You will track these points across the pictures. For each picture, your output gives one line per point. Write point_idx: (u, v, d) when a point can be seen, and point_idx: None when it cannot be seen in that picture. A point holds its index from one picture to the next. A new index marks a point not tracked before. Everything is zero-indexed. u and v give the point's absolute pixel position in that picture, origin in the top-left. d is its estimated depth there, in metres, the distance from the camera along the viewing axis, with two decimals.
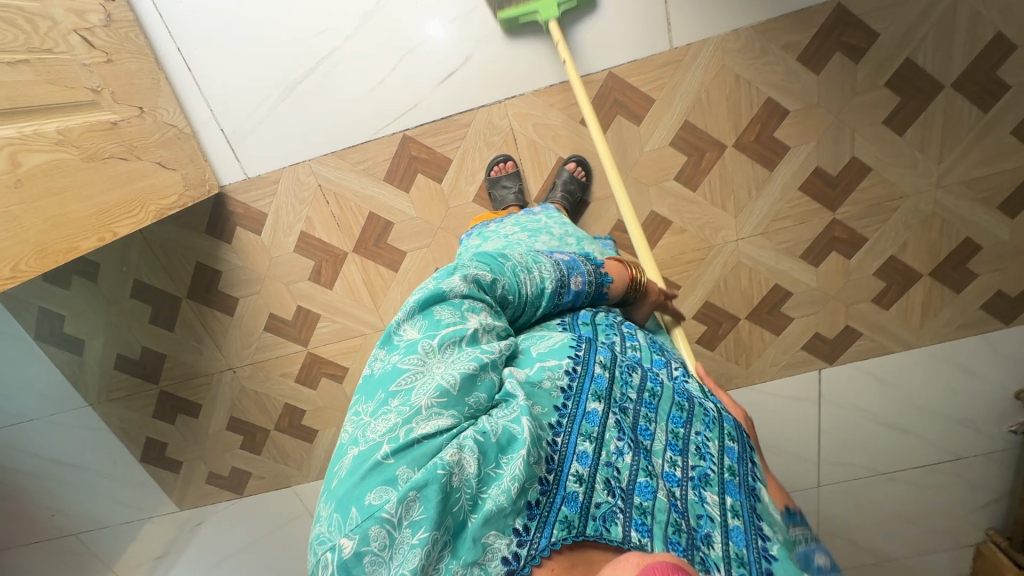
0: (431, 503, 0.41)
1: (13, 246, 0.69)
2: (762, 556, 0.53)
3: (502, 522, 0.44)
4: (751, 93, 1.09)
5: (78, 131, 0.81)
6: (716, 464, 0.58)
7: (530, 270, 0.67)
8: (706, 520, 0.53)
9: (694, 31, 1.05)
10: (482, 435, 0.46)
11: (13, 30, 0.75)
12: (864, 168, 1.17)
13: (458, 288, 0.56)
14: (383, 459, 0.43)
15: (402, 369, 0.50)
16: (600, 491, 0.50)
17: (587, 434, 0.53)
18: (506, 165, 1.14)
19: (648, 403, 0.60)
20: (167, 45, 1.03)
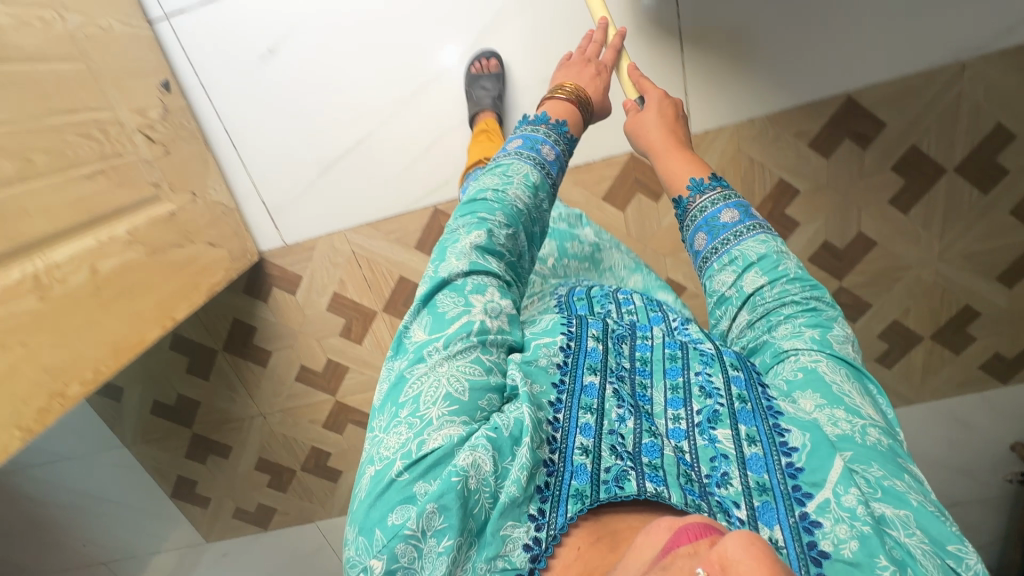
0: (452, 511, 0.43)
1: (93, 350, 0.75)
2: (787, 475, 0.48)
3: (517, 512, 0.45)
4: (764, 175, 1.16)
5: (144, 229, 0.88)
6: (724, 397, 0.54)
7: (512, 181, 0.64)
8: (720, 460, 0.50)
9: (712, 118, 1.11)
10: (494, 431, 0.47)
11: (91, 144, 0.81)
12: (870, 242, 1.24)
13: (458, 269, 0.56)
14: (397, 475, 0.45)
15: (407, 378, 0.51)
16: (607, 456, 0.48)
17: (587, 406, 0.53)
18: (488, 62, 1.03)
19: (642, 370, 0.59)
20: (216, 126, 1.09)
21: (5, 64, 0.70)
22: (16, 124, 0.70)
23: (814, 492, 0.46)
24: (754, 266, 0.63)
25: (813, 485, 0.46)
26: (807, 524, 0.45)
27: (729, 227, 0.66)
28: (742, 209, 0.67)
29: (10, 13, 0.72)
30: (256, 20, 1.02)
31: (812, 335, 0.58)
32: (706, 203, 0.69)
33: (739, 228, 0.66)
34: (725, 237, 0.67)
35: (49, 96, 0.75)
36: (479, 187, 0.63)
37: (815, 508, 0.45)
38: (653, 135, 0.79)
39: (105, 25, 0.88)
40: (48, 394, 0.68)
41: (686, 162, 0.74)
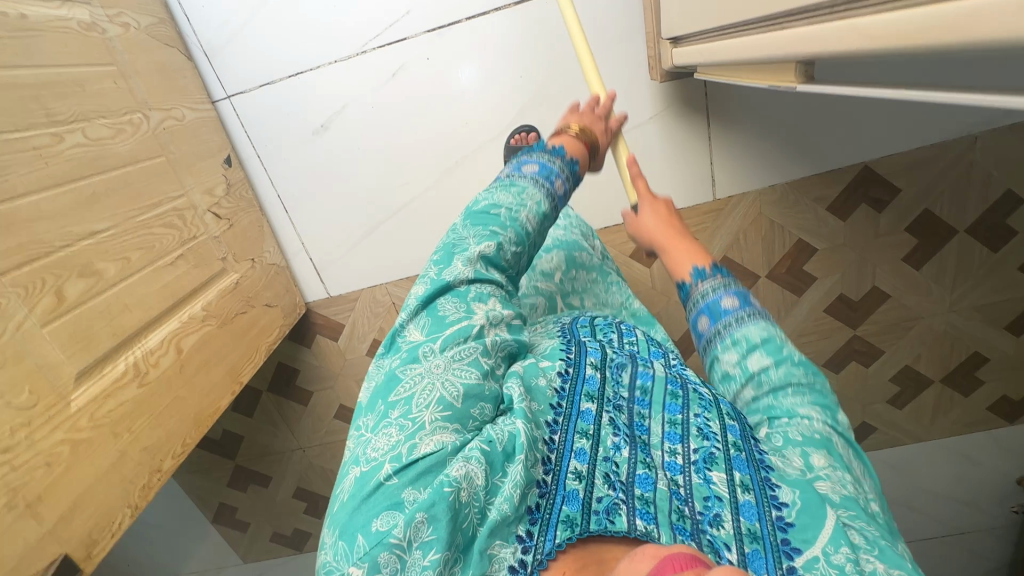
0: (440, 523, 0.46)
1: (180, 425, 0.83)
2: (778, 528, 0.52)
3: (506, 531, 0.49)
4: (784, 235, 1.22)
5: (216, 303, 0.96)
6: (722, 441, 0.59)
7: (524, 203, 0.67)
8: (714, 501, 0.54)
9: (735, 185, 1.17)
10: (488, 444, 0.52)
11: (172, 232, 0.89)
12: (884, 295, 1.30)
13: (463, 275, 0.61)
14: (386, 479, 0.47)
15: (399, 379, 0.55)
16: (600, 486, 0.53)
17: (583, 432, 0.58)
18: (528, 135, 1.08)
19: (641, 401, 0.65)
20: (270, 193, 1.17)
21: (106, 174, 0.78)
22: (119, 228, 0.78)
23: (804, 548, 0.50)
24: (759, 349, 0.65)
25: (803, 540, 0.51)
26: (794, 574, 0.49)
27: (731, 313, 0.67)
28: (744, 297, 0.68)
29: (108, 125, 0.80)
30: (310, 100, 1.10)
31: (820, 412, 0.62)
32: (708, 287, 0.70)
33: (740, 313, 0.67)
34: (728, 319, 0.67)
35: (139, 194, 0.83)
36: (492, 202, 0.67)
37: (803, 564, 0.49)
38: (656, 222, 0.80)
39: (179, 116, 0.96)
40: (149, 471, 0.75)
41: (692, 252, 0.74)
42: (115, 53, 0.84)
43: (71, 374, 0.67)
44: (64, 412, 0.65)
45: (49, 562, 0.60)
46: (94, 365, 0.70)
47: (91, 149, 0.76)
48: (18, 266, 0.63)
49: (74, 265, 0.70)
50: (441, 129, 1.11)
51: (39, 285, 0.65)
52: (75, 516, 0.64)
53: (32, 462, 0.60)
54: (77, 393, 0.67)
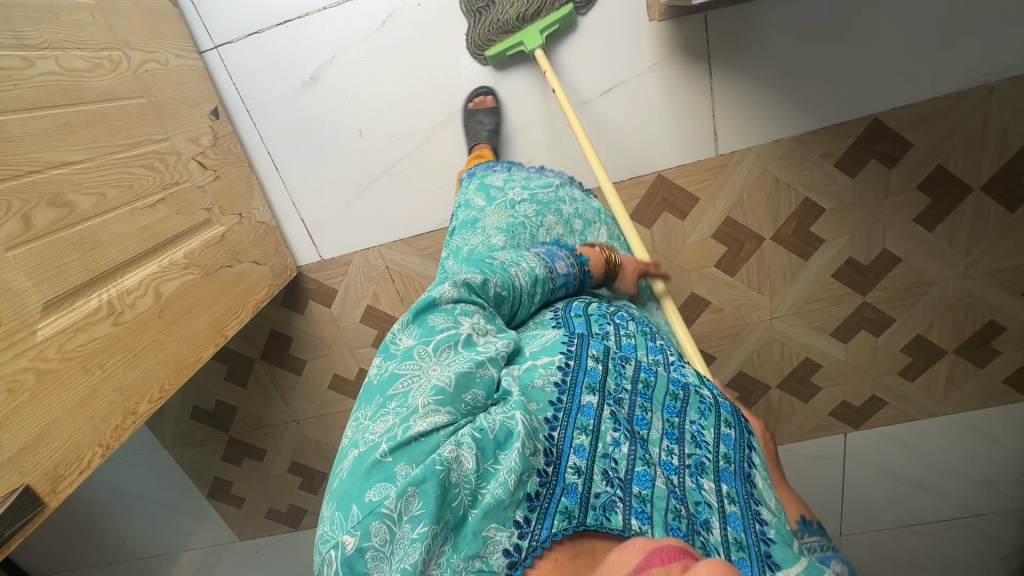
0: (430, 497, 0.42)
1: (159, 369, 0.80)
2: (761, 539, 0.53)
3: (502, 515, 0.45)
4: (790, 193, 1.18)
5: (200, 251, 0.93)
6: (711, 452, 0.59)
7: (518, 263, 0.70)
8: (704, 507, 0.54)
9: (739, 139, 1.13)
10: (480, 432, 0.48)
11: (152, 174, 0.86)
12: (895, 259, 1.25)
13: (448, 294, 0.59)
14: (382, 457, 0.44)
15: (399, 375, 0.52)
16: (598, 481, 0.50)
17: (583, 427, 0.54)
18: (484, 99, 1.09)
19: (643, 393, 0.61)
20: (259, 150, 1.15)
21: (80, 105, 0.75)
22: (94, 161, 0.75)
23: (784, 565, 0.51)
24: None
25: (782, 559, 0.52)
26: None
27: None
28: (848, 566, 0.60)
29: (85, 57, 0.77)
30: (298, 51, 1.07)
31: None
32: (815, 543, 0.61)
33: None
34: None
35: (117, 131, 0.81)
36: (491, 256, 0.70)
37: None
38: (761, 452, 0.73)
39: (163, 61, 0.94)
40: (123, 412, 0.73)
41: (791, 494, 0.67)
42: None
43: (38, 303, 0.64)
44: (30, 339, 0.62)
45: (9, 491, 0.57)
46: (64, 297, 0.67)
47: (65, 78, 0.74)
48: None
49: (45, 192, 0.67)
50: (434, 79, 1.09)
51: (3, 207, 0.62)
52: (39, 448, 0.61)
53: None
54: (44, 323, 0.64)
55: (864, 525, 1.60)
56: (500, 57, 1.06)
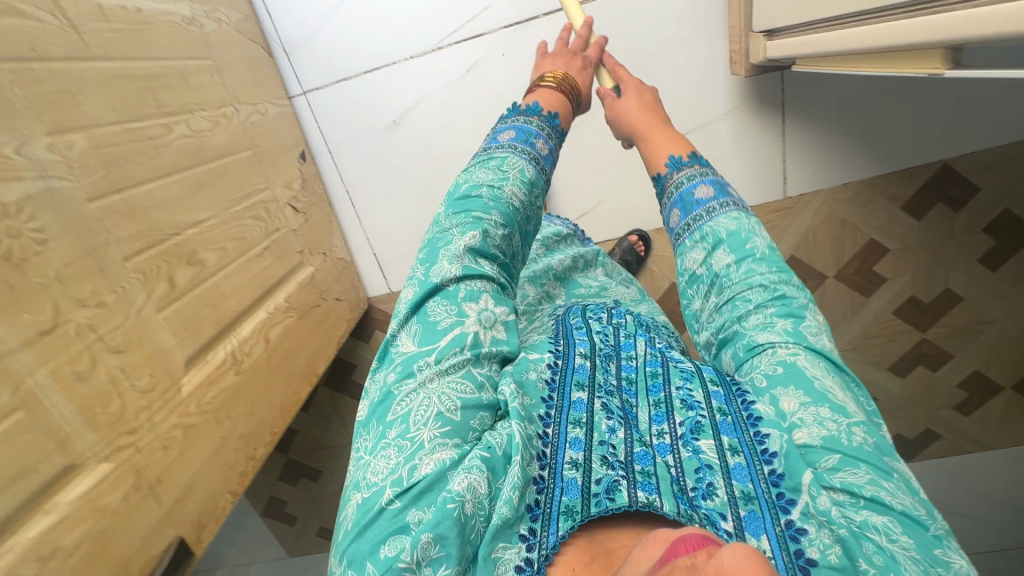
0: (449, 539, 0.40)
1: (269, 414, 0.83)
2: (770, 481, 0.44)
3: (508, 533, 0.42)
4: (855, 234, 1.20)
5: (296, 294, 0.97)
6: (706, 409, 0.50)
7: (507, 176, 0.60)
8: (705, 471, 0.46)
9: (808, 183, 1.15)
10: (488, 451, 0.45)
11: (260, 224, 0.90)
12: (956, 297, 1.26)
13: (451, 273, 0.53)
14: (388, 503, 0.42)
15: (393, 398, 0.49)
16: (598, 467, 0.46)
17: (576, 421, 0.50)
18: None
19: (629, 389, 0.54)
20: (338, 188, 1.18)
21: (206, 165, 0.79)
22: (218, 218, 0.79)
23: (795, 496, 0.42)
24: (725, 247, 0.58)
25: (791, 489, 0.43)
26: (793, 532, 0.40)
27: (702, 205, 0.61)
28: (718, 187, 0.62)
29: (207, 117, 0.81)
30: (383, 96, 1.11)
31: (785, 326, 0.52)
32: (684, 177, 0.64)
33: (710, 209, 0.61)
34: (698, 214, 0.61)
35: (232, 186, 0.84)
36: (472, 182, 0.60)
37: (799, 515, 0.41)
38: (636, 112, 0.73)
39: (263, 110, 0.98)
40: (245, 458, 0.76)
41: (671, 137, 0.69)
42: (211, 48, 0.86)
43: (181, 358, 0.68)
44: (177, 396, 0.66)
45: (167, 544, 0.61)
46: (199, 352, 0.71)
47: (194, 140, 0.77)
48: (140, 251, 0.64)
49: (183, 253, 0.71)
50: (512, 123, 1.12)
51: (154, 271, 0.66)
52: (186, 500, 0.64)
53: (151, 446, 0.61)
54: (186, 378, 0.68)
55: None
56: None
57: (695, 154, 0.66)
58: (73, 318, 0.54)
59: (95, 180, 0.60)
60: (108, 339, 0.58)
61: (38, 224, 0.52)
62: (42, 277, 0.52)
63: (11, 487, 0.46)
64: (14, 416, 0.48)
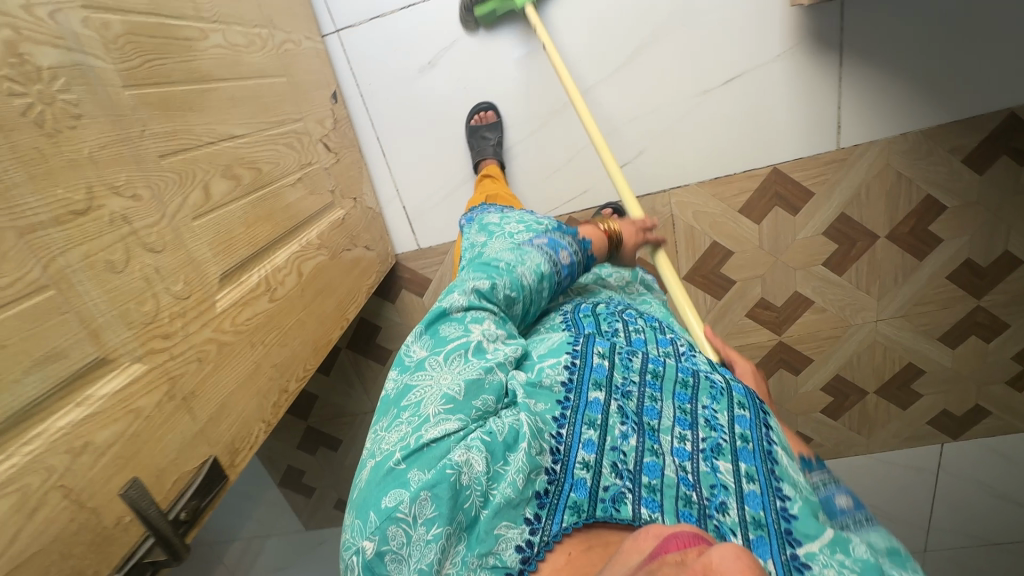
0: (441, 501, 0.43)
1: (302, 349, 0.79)
2: (782, 516, 0.47)
3: (513, 513, 0.45)
4: (912, 189, 1.13)
5: (328, 232, 0.93)
6: (728, 434, 0.54)
7: (524, 261, 0.67)
8: (720, 489, 0.49)
9: (862, 132, 1.09)
10: (488, 436, 0.48)
11: (292, 153, 0.85)
12: (1016, 261, 1.19)
13: (457, 303, 0.60)
14: (396, 465, 0.46)
15: (411, 386, 0.54)
16: (607, 474, 0.49)
17: (590, 422, 0.53)
18: (487, 114, 1.10)
19: (651, 384, 0.59)
20: (368, 135, 1.14)
21: (242, 81, 0.75)
22: (253, 136, 0.75)
23: (805, 540, 0.45)
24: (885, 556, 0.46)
25: (806, 534, 0.45)
26: (798, 563, 0.44)
27: (848, 515, 0.52)
28: (858, 501, 0.54)
29: (242, 33, 0.77)
30: (418, 35, 1.06)
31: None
32: (818, 479, 0.57)
33: (860, 519, 0.51)
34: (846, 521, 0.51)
35: (266, 109, 0.80)
36: (496, 256, 0.68)
37: (806, 552, 0.44)
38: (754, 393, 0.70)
39: (297, 41, 0.94)
40: (278, 390, 0.72)
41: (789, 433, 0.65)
42: None
43: (216, 274, 0.63)
44: (211, 310, 0.61)
45: (201, 462, 0.56)
46: (234, 270, 0.67)
47: (229, 52, 0.73)
48: (171, 151, 0.59)
49: (218, 164, 0.67)
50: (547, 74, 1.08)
51: (190, 176, 0.61)
52: (220, 420, 0.60)
53: (186, 356, 0.56)
54: (220, 295, 0.64)
55: (954, 540, 1.53)
56: (490, 16, 1.03)
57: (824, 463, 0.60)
58: (107, 205, 0.50)
59: (131, 68, 0.56)
60: (143, 235, 0.53)
61: (73, 97, 0.48)
62: (75, 153, 0.47)
63: (42, 368, 0.42)
64: (44, 294, 0.43)
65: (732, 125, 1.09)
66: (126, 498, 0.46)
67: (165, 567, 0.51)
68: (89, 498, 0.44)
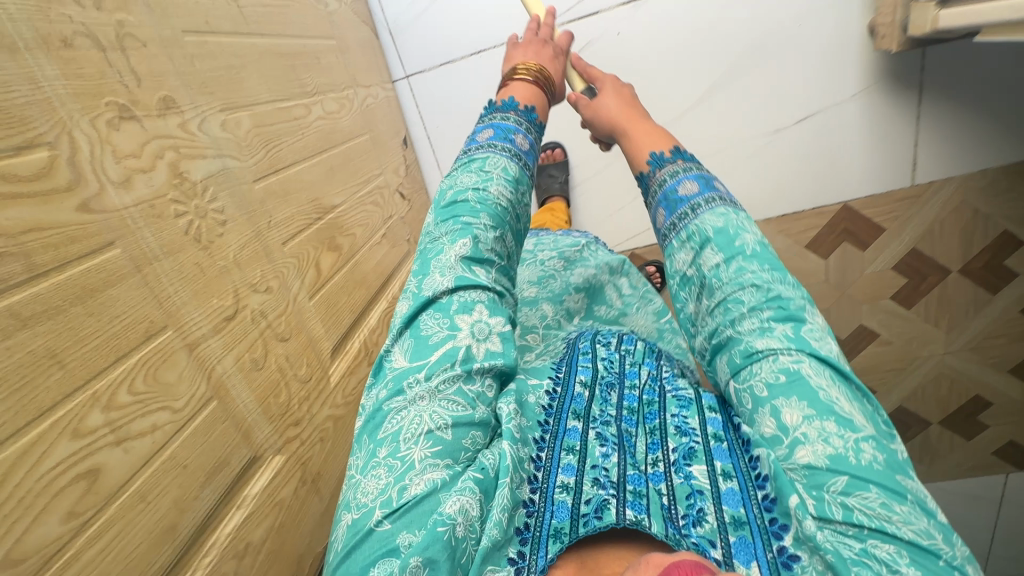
0: (440, 566, 0.31)
1: None
2: (763, 508, 0.35)
3: (497, 554, 0.34)
4: (988, 226, 1.07)
5: (406, 283, 0.94)
6: (699, 435, 0.41)
7: (490, 180, 0.48)
8: (697, 496, 0.36)
9: (938, 169, 1.05)
10: (481, 472, 0.36)
11: (377, 210, 0.87)
12: None
13: (443, 285, 0.43)
14: (377, 524, 0.33)
15: (384, 414, 0.39)
16: (587, 488, 0.37)
17: (569, 447, 0.40)
18: (555, 153, 1.09)
19: (628, 417, 0.44)
20: (434, 176, 1.14)
21: (337, 148, 0.77)
22: (348, 203, 0.77)
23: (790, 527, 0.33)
24: (711, 241, 0.43)
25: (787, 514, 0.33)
26: (786, 558, 0.32)
27: (685, 203, 0.45)
28: (705, 178, 0.46)
29: (335, 99, 0.79)
30: (484, 79, 1.04)
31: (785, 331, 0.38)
32: (666, 172, 0.47)
33: (697, 202, 0.44)
34: (682, 211, 0.45)
35: (354, 171, 0.81)
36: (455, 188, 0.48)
37: (793, 541, 0.32)
38: (614, 106, 0.56)
39: (375, 94, 0.95)
40: None
41: (655, 129, 0.52)
42: (335, 27, 0.84)
43: (328, 347, 0.65)
44: (326, 386, 0.63)
45: (328, 541, 0.58)
46: (341, 342, 0.69)
47: (327, 122, 0.75)
48: (292, 236, 0.61)
49: (325, 238, 0.69)
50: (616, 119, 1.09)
51: (306, 257, 0.63)
52: (339, 495, 0.62)
53: (311, 438, 0.58)
54: (332, 367, 0.66)
55: None
56: None
57: (682, 146, 0.49)
58: (249, 304, 0.52)
59: (257, 161, 0.57)
60: (275, 327, 0.55)
61: (219, 204, 0.50)
62: (224, 260, 0.49)
63: (212, 480, 0.44)
64: (209, 407, 0.45)
65: (800, 163, 1.08)
66: None
67: None
68: None
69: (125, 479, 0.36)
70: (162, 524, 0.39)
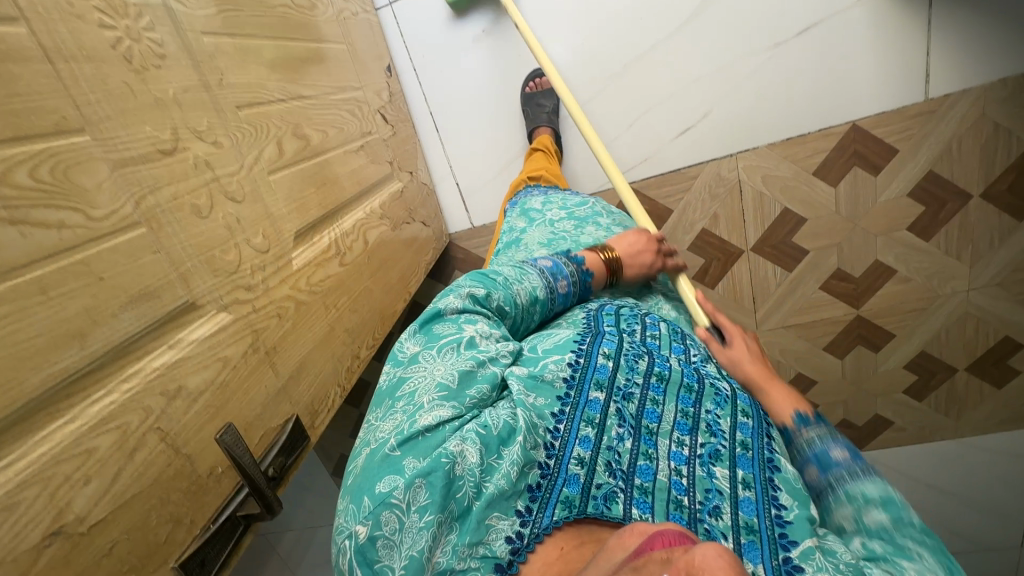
0: (436, 489, 0.36)
1: (371, 317, 0.77)
2: (775, 521, 0.39)
3: (504, 504, 0.38)
4: (1013, 142, 0.92)
5: (387, 203, 0.90)
6: (728, 439, 0.45)
7: (523, 279, 0.56)
8: (714, 493, 0.41)
9: (957, 79, 0.91)
10: (483, 427, 0.40)
11: (353, 120, 0.83)
12: None
13: (453, 304, 0.49)
14: (390, 451, 0.38)
15: (405, 378, 0.44)
16: (601, 472, 0.41)
17: (588, 419, 0.44)
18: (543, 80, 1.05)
19: (656, 386, 0.48)
20: (422, 110, 1.11)
21: (306, 43, 0.74)
22: (318, 99, 0.74)
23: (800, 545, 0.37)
24: (877, 506, 0.38)
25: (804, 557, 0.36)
26: (790, 567, 0.36)
27: (840, 467, 0.41)
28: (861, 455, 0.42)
29: None
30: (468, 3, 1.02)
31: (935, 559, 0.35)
32: (814, 436, 0.45)
33: (857, 470, 0.41)
34: (840, 474, 0.41)
35: (327, 73, 0.78)
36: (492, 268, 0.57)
37: (800, 552, 0.36)
38: (745, 359, 0.56)
39: (354, 12, 0.93)
40: (351, 356, 0.69)
41: (788, 394, 0.50)
42: None
43: (291, 232, 0.61)
44: (288, 268, 0.59)
45: (285, 419, 0.54)
46: (306, 230, 0.65)
47: (295, 14, 0.72)
48: (245, 105, 0.57)
49: (289, 122, 0.65)
50: (599, 38, 1.01)
51: (264, 130, 0.60)
52: (300, 379, 0.58)
53: (267, 310, 0.54)
54: (295, 254, 0.61)
55: None
56: None
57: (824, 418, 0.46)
58: (191, 148, 0.48)
59: (208, 16, 0.54)
60: (225, 183, 0.52)
61: (157, 37, 0.47)
62: (160, 92, 0.46)
63: (136, 305, 0.40)
64: (136, 231, 0.41)
65: (805, 79, 0.96)
66: (221, 443, 0.45)
67: (257, 519, 0.48)
68: (184, 444, 0.41)
69: (17, 262, 0.33)
70: (67, 327, 0.35)
